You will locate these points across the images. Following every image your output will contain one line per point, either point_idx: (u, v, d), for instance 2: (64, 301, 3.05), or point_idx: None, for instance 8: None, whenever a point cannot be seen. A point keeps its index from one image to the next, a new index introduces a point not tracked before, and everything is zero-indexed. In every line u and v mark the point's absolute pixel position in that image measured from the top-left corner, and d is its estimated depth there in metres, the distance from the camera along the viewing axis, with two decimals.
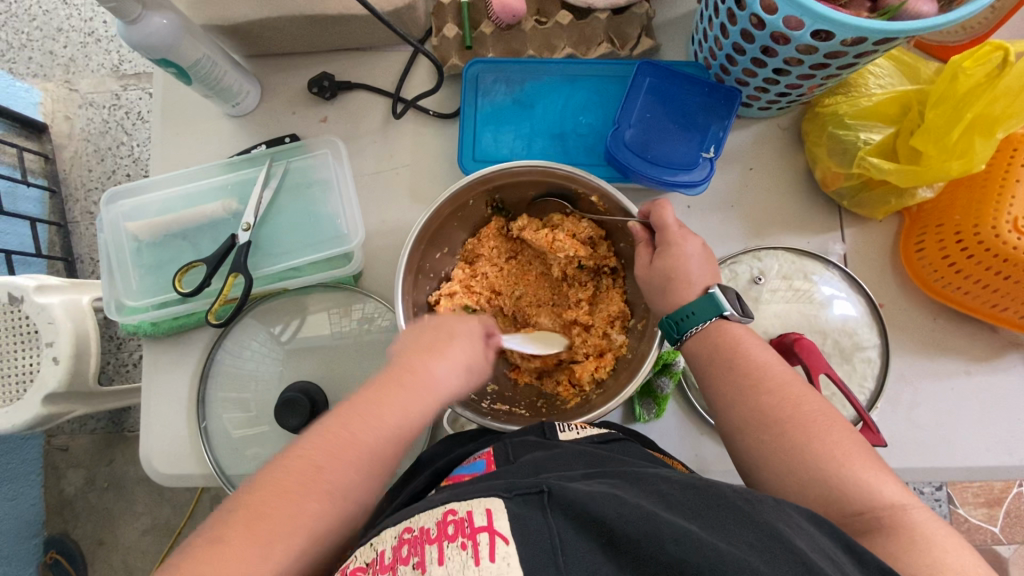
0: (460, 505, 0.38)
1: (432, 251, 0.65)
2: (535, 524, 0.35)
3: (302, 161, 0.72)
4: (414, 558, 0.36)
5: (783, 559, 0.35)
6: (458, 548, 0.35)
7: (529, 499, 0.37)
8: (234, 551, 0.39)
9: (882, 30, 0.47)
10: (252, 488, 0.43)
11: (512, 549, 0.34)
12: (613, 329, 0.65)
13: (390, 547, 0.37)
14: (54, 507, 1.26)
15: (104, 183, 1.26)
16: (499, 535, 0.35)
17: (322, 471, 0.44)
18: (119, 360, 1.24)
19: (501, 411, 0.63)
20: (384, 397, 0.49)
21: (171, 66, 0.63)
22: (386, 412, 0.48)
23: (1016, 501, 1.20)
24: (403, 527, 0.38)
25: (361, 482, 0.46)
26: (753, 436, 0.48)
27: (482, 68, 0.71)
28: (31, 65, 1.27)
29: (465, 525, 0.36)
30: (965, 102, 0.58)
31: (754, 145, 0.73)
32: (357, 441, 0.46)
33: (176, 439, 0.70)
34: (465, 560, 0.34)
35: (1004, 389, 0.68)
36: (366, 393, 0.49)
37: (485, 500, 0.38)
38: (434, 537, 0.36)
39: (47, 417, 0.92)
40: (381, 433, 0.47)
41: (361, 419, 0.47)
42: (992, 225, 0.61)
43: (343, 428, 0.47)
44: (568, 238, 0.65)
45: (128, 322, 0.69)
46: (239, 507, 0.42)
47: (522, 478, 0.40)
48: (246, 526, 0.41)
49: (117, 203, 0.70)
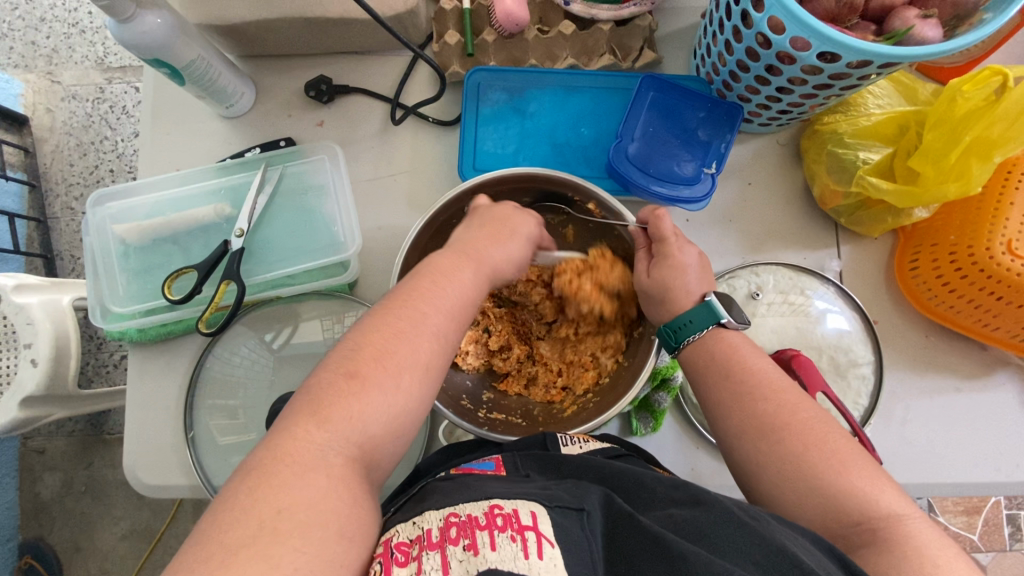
0: (506, 502, 0.36)
1: None
2: (575, 535, 0.35)
3: (297, 166, 0.70)
4: (463, 540, 0.34)
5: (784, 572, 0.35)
6: (508, 539, 0.33)
7: (569, 513, 0.36)
8: (371, 385, 0.40)
9: (885, 53, 0.47)
10: (356, 337, 0.43)
11: (557, 552, 0.33)
12: (604, 354, 0.65)
13: (437, 527, 0.35)
14: (29, 511, 1.21)
15: (86, 178, 1.22)
16: (545, 537, 0.34)
17: (420, 314, 0.44)
18: (100, 361, 1.20)
19: (498, 420, 0.62)
20: (446, 258, 0.49)
21: (164, 66, 0.61)
22: (450, 269, 0.48)
23: (994, 510, 1.22)
24: (448, 512, 0.37)
25: (456, 329, 0.46)
26: (754, 457, 0.48)
27: (484, 76, 0.70)
28: (12, 55, 1.23)
29: (513, 521, 0.34)
30: (963, 125, 0.59)
31: (753, 160, 0.73)
32: (431, 295, 0.46)
33: (160, 448, 0.68)
34: (515, 552, 0.32)
35: (992, 405, 0.69)
36: (435, 258, 0.49)
37: (527, 502, 0.36)
38: (485, 524, 0.35)
39: (25, 421, 0.89)
40: (465, 277, 0.48)
41: (428, 275, 0.47)
42: (986, 247, 0.62)
43: (426, 281, 0.47)
44: (593, 292, 0.62)
45: (113, 328, 0.67)
46: (360, 345, 0.42)
47: (558, 488, 0.40)
48: (375, 359, 0.41)
49: (104, 206, 0.68)
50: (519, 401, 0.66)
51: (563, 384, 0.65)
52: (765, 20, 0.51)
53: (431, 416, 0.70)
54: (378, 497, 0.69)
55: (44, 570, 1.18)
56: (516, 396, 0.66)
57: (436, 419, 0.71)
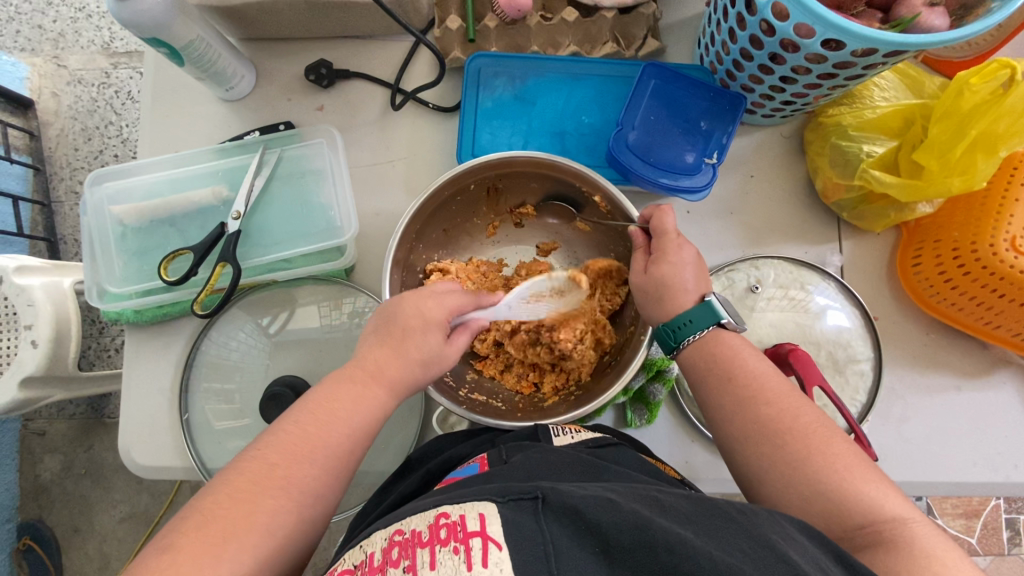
0: (453, 509, 0.37)
1: (429, 230, 0.63)
2: (528, 528, 0.35)
3: (295, 150, 0.70)
4: (405, 560, 0.35)
5: (775, 568, 0.34)
6: (451, 552, 0.35)
7: (523, 504, 0.36)
8: (220, 537, 0.40)
9: (889, 42, 0.46)
10: (229, 479, 0.44)
11: (505, 554, 0.34)
12: (581, 363, 0.63)
13: (381, 548, 0.37)
14: (28, 492, 1.23)
15: (90, 162, 1.23)
16: (492, 541, 0.34)
17: (297, 464, 0.45)
18: (101, 345, 1.21)
19: (478, 401, 0.62)
20: (344, 388, 0.50)
21: (162, 45, 0.61)
22: (346, 404, 0.49)
23: (993, 513, 1.22)
24: (393, 529, 0.38)
25: (335, 472, 0.47)
26: (749, 452, 0.47)
27: (485, 62, 0.70)
28: (18, 39, 1.23)
29: (458, 529, 0.36)
30: (970, 119, 0.58)
31: (756, 152, 0.72)
32: (325, 435, 0.47)
33: (156, 431, 0.68)
34: (458, 565, 0.34)
35: (992, 404, 0.68)
36: (332, 389, 0.50)
37: (477, 503, 0.37)
38: (426, 540, 0.36)
39: (24, 402, 0.89)
40: (342, 430, 0.48)
41: (322, 408, 0.48)
42: (990, 243, 0.61)
43: (307, 423, 0.47)
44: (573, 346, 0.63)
45: (110, 309, 0.67)
46: (222, 492, 0.43)
47: (515, 483, 0.40)
48: (225, 517, 0.41)
49: (102, 185, 0.68)
50: (492, 387, 0.66)
51: (537, 376, 0.65)
52: (768, 6, 0.50)
53: (425, 404, 0.70)
54: (372, 485, 0.69)
55: (43, 550, 1.19)
56: (490, 378, 0.66)
57: (430, 407, 0.71)
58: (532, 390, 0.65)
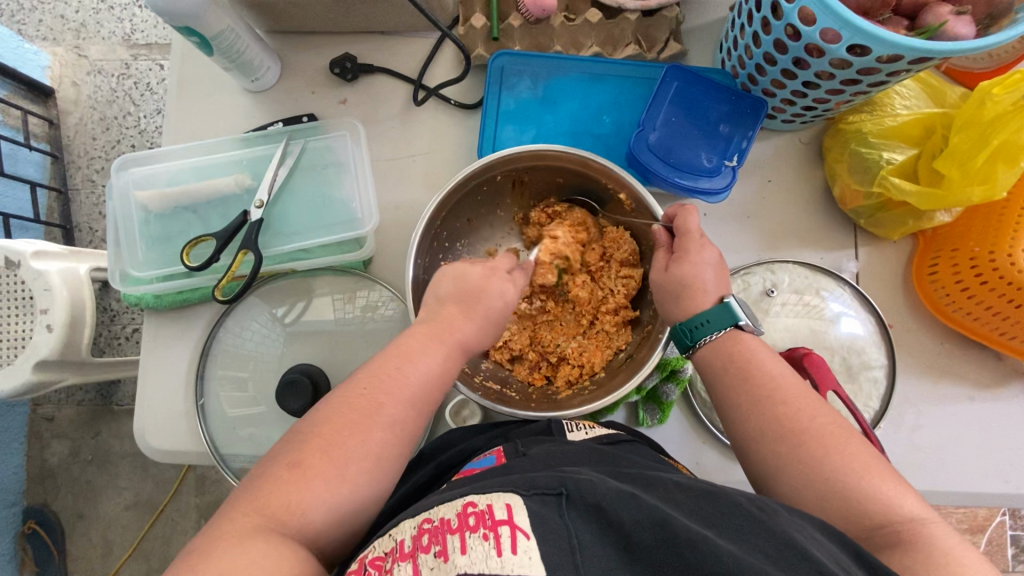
0: (479, 499, 0.38)
1: (453, 219, 0.64)
2: (553, 523, 0.35)
3: (319, 141, 0.71)
4: (434, 547, 0.35)
5: (798, 567, 0.34)
6: (480, 539, 0.35)
7: (548, 499, 0.37)
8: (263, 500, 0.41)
9: (916, 49, 0.47)
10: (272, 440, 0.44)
11: (533, 543, 0.34)
12: (599, 358, 0.64)
13: (410, 537, 0.37)
14: (35, 476, 1.23)
15: (107, 152, 1.24)
16: (519, 530, 0.35)
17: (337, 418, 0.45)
18: (112, 333, 1.22)
19: (491, 389, 0.62)
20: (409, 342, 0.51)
21: (194, 35, 0.61)
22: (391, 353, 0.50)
23: (998, 530, 1.21)
24: (421, 518, 0.38)
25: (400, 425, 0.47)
26: (765, 451, 0.47)
27: (508, 60, 0.70)
28: (41, 28, 1.25)
29: (486, 517, 0.36)
30: (991, 129, 0.58)
31: (774, 157, 0.72)
32: (386, 383, 0.48)
33: (172, 415, 0.69)
34: (488, 551, 0.34)
35: (1006, 415, 0.68)
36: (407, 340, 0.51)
37: (504, 494, 0.38)
38: (456, 527, 0.36)
39: (37, 385, 0.90)
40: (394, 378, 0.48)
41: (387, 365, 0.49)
42: (1008, 253, 0.61)
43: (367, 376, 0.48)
44: (591, 339, 0.66)
45: (132, 292, 0.68)
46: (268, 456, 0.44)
47: (539, 474, 0.40)
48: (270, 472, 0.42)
49: (128, 170, 0.69)
50: (506, 377, 0.66)
51: (550, 370, 0.66)
52: (795, 11, 0.50)
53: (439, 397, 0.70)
54: None
55: (45, 533, 1.19)
56: (506, 369, 0.66)
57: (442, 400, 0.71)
58: (545, 382, 0.65)
